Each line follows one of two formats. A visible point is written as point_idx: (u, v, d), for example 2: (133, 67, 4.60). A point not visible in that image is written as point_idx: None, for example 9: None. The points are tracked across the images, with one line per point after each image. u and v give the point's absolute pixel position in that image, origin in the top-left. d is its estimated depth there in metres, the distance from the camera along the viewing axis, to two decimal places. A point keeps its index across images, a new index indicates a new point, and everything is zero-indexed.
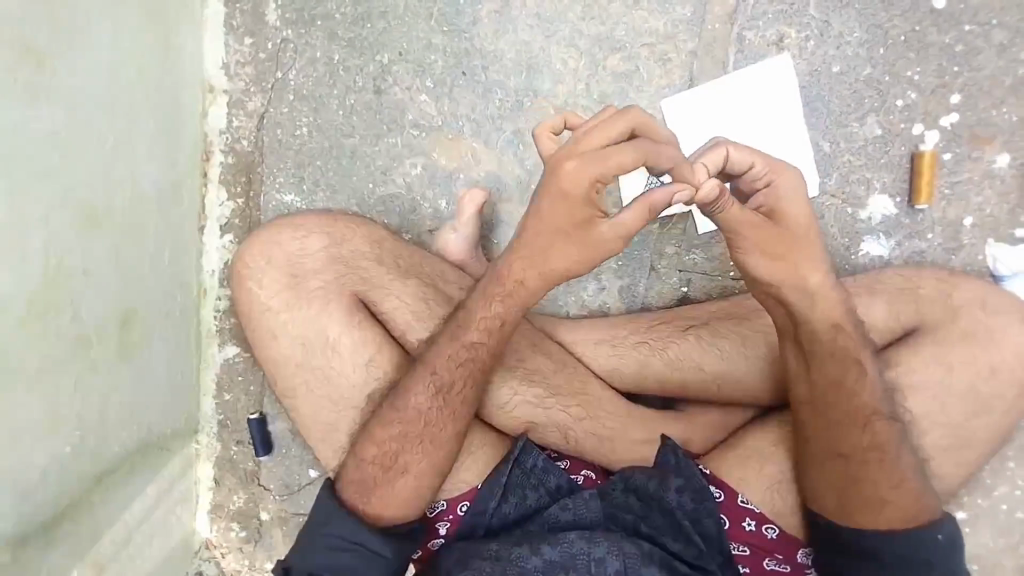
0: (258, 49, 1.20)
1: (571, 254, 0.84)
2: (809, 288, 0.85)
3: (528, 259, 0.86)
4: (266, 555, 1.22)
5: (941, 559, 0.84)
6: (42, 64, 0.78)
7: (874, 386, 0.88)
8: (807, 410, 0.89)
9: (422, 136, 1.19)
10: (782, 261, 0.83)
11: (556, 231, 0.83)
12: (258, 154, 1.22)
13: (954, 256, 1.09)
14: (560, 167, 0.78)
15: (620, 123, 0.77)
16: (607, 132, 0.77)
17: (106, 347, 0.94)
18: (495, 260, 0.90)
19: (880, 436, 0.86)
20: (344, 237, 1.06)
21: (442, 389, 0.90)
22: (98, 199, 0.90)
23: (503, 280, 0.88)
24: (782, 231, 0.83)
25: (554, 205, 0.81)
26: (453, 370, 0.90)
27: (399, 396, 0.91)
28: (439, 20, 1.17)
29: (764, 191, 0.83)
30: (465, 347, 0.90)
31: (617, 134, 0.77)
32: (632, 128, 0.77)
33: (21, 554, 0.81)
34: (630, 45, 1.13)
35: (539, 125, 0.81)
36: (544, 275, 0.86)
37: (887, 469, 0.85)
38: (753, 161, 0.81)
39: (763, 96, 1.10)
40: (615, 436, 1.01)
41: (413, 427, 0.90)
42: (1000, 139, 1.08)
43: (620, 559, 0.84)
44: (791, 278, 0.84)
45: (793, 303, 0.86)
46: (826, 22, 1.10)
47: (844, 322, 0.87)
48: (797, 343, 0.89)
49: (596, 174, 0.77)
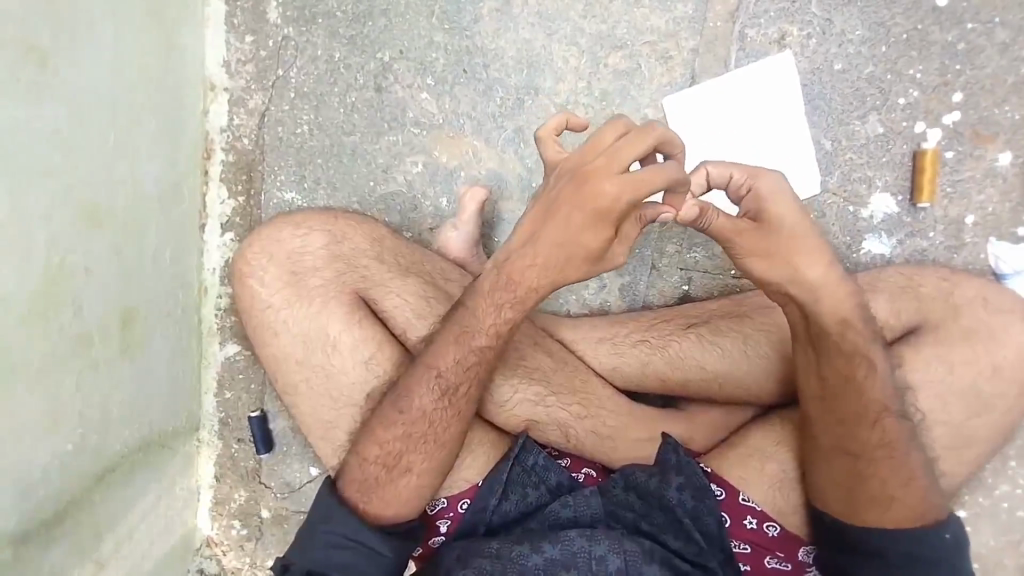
0: (259, 47, 1.20)
1: (585, 259, 0.83)
2: (812, 281, 0.84)
3: (539, 266, 0.85)
4: (266, 553, 1.22)
5: (946, 558, 0.83)
6: (45, 63, 0.78)
7: (885, 384, 0.87)
8: (817, 406, 0.88)
9: (423, 134, 1.19)
10: (775, 261, 0.84)
11: (575, 237, 0.81)
12: (258, 152, 1.22)
13: (956, 255, 1.09)
14: (596, 187, 0.77)
15: (645, 141, 0.74)
16: (634, 148, 0.75)
17: (107, 345, 0.94)
18: (502, 261, 0.87)
19: (889, 434, 0.86)
20: (344, 235, 1.05)
21: (448, 391, 0.89)
22: (100, 198, 0.90)
23: (514, 286, 0.87)
24: (771, 232, 0.83)
25: (575, 209, 0.79)
26: (459, 373, 0.89)
27: (402, 399, 0.90)
28: (440, 18, 1.17)
29: (749, 198, 0.84)
30: (470, 350, 0.89)
31: (644, 152, 0.75)
32: (656, 144, 0.75)
33: (23, 551, 0.81)
34: (631, 43, 1.13)
35: (545, 129, 0.82)
36: (554, 276, 0.85)
37: (896, 466, 0.85)
38: (729, 173, 0.84)
39: (765, 94, 1.10)
40: (615, 435, 1.00)
41: (416, 427, 0.89)
42: (1002, 138, 1.07)
43: (621, 557, 0.84)
44: (792, 278, 0.84)
45: (800, 301, 0.85)
46: (828, 20, 1.10)
47: (853, 318, 0.86)
48: (808, 339, 0.88)
49: (629, 194, 0.76)
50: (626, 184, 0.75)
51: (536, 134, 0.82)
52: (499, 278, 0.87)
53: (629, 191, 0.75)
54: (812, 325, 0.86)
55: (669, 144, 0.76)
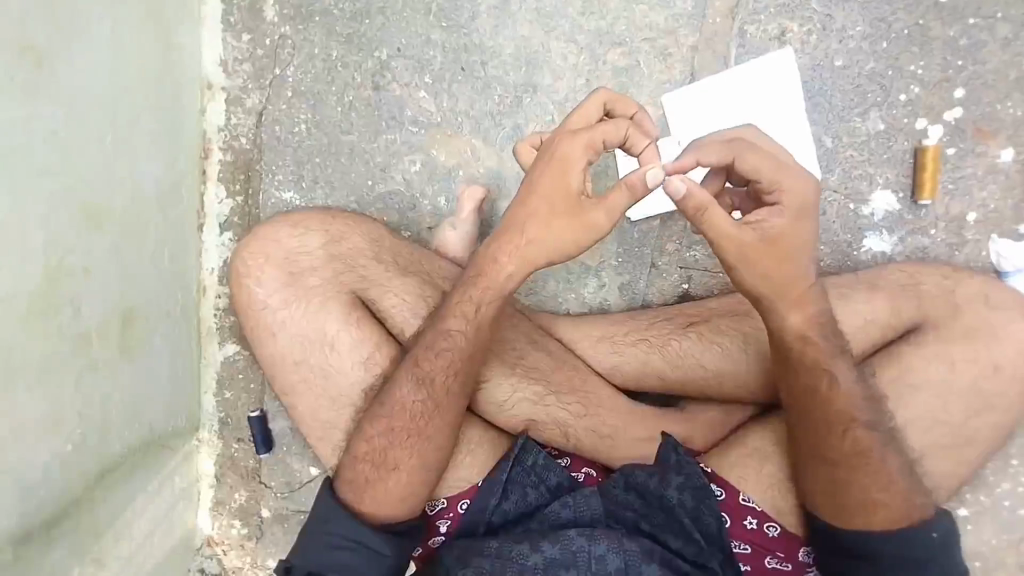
0: (257, 46, 1.20)
1: (554, 224, 0.84)
2: (780, 275, 0.81)
3: (512, 242, 0.87)
4: (267, 552, 1.22)
5: (936, 558, 0.83)
6: (41, 63, 0.78)
7: (865, 390, 0.87)
8: (800, 415, 0.88)
9: (422, 132, 1.18)
10: (751, 262, 0.80)
11: (544, 197, 0.84)
12: (257, 151, 1.21)
13: (957, 251, 1.08)
14: (555, 144, 0.83)
15: (593, 104, 0.85)
16: (584, 114, 0.85)
17: (104, 346, 0.93)
18: (479, 251, 0.91)
19: (862, 443, 0.85)
20: (342, 235, 1.05)
21: (426, 381, 0.90)
22: (98, 198, 0.90)
23: (481, 263, 0.90)
24: (772, 245, 0.80)
25: (543, 174, 0.83)
26: (433, 362, 0.90)
27: (387, 391, 0.91)
28: (438, 15, 1.17)
29: (772, 206, 0.80)
30: (443, 337, 0.90)
31: (594, 115, 0.85)
32: (603, 107, 0.85)
33: (21, 552, 0.81)
34: (631, 40, 1.13)
35: (521, 143, 0.92)
36: (522, 254, 0.86)
37: (878, 472, 0.84)
38: (761, 169, 0.80)
39: (763, 89, 1.08)
40: (615, 434, 1.00)
41: (398, 421, 0.90)
42: (1004, 134, 1.07)
43: (620, 556, 0.84)
44: (772, 287, 0.82)
45: (773, 302, 0.84)
46: (828, 16, 1.09)
47: (813, 333, 0.85)
48: (781, 350, 0.87)
49: (580, 141, 0.81)
50: (577, 134, 0.82)
51: (515, 146, 0.92)
52: (475, 265, 0.91)
53: (579, 136, 0.81)
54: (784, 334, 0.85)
55: (617, 106, 0.86)
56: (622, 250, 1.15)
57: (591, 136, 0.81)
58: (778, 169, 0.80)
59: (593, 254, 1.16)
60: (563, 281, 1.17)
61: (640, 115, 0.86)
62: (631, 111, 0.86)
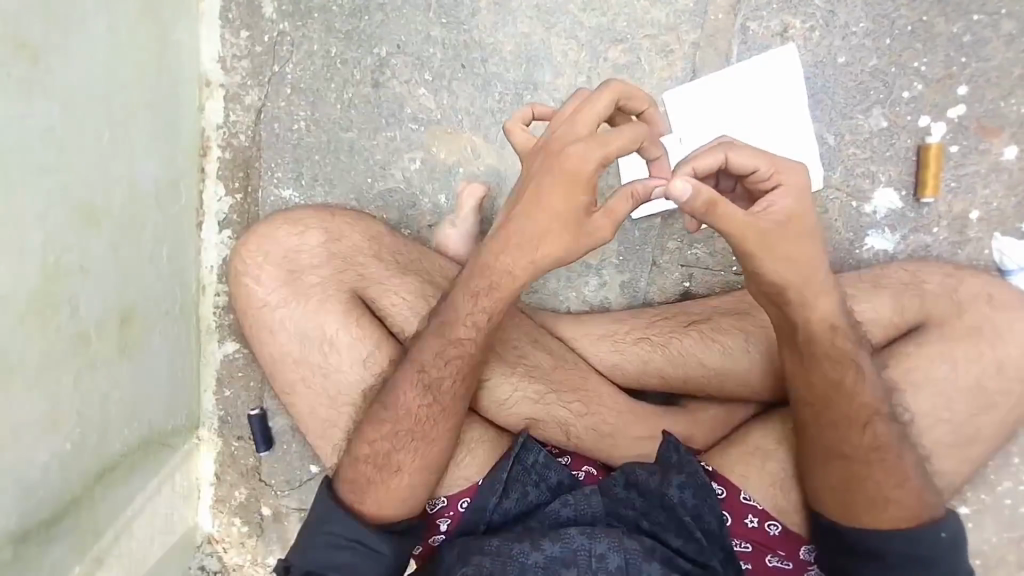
0: (255, 42, 1.19)
1: (561, 236, 0.82)
2: (803, 263, 0.80)
3: (518, 247, 0.85)
4: (267, 550, 1.22)
5: (944, 558, 0.83)
6: (37, 61, 0.77)
7: (869, 389, 0.86)
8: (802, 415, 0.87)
9: (421, 129, 1.18)
10: (773, 249, 0.78)
11: (552, 209, 0.82)
12: (256, 148, 1.21)
13: (960, 250, 1.07)
14: (560, 149, 0.80)
15: (603, 100, 0.80)
16: (592, 111, 0.80)
17: (104, 344, 0.93)
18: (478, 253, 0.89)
19: (880, 437, 0.85)
20: (341, 233, 1.04)
21: (432, 386, 0.90)
22: (97, 197, 0.89)
23: (487, 273, 0.87)
24: (786, 231, 0.78)
25: (550, 185, 0.81)
26: (441, 367, 0.90)
27: (388, 394, 0.91)
28: (437, 12, 1.16)
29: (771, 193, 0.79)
30: (451, 344, 0.89)
31: (603, 110, 0.80)
32: (614, 101, 0.81)
33: (21, 551, 0.81)
34: (632, 37, 1.12)
35: (511, 120, 0.87)
36: (534, 267, 0.85)
37: (882, 470, 0.84)
38: (755, 164, 0.79)
39: (767, 88, 1.07)
40: (615, 432, 1.00)
41: (403, 425, 0.89)
42: (1008, 132, 1.06)
43: (621, 554, 0.84)
44: (806, 281, 0.81)
45: (794, 304, 0.83)
46: (831, 11, 1.08)
47: (841, 323, 0.85)
48: (791, 345, 0.87)
49: (596, 151, 0.78)
50: (589, 140, 0.79)
51: (504, 125, 0.87)
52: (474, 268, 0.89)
53: (590, 142, 0.78)
54: (797, 327, 0.84)
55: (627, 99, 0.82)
56: (622, 248, 1.15)
57: (607, 146, 0.78)
58: (768, 157, 0.79)
59: (593, 252, 1.16)
60: (563, 278, 1.16)
61: (651, 112, 0.84)
62: (642, 107, 0.83)
